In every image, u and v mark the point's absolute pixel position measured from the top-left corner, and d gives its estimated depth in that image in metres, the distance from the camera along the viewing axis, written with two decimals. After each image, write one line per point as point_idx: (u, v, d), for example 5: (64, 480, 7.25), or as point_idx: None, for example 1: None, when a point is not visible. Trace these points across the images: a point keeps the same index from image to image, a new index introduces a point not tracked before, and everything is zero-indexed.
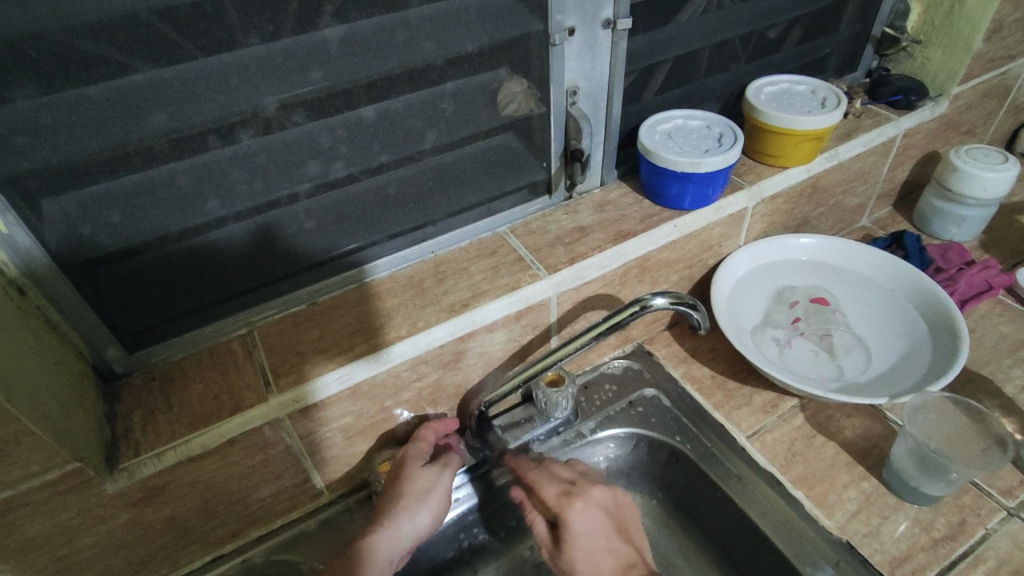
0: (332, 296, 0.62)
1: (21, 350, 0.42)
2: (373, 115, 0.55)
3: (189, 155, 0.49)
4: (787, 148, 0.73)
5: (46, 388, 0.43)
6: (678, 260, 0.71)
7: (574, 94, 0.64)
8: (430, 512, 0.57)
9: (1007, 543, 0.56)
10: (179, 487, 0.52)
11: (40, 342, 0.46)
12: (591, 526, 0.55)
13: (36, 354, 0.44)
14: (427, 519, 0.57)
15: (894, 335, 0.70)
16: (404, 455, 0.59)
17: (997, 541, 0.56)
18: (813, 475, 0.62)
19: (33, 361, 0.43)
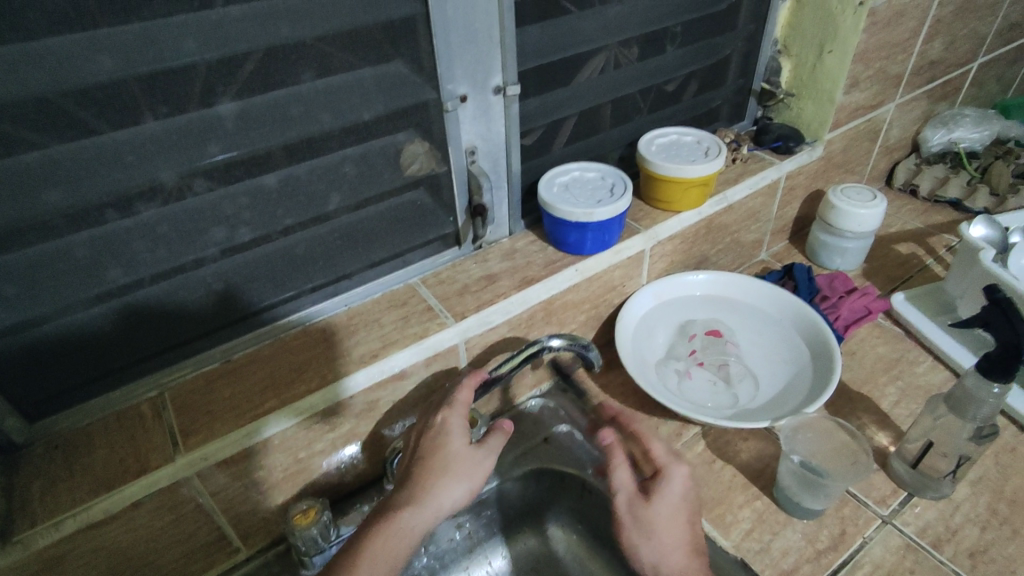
0: (245, 353, 0.63)
1: None
2: (276, 182, 0.58)
3: (87, 227, 0.51)
4: (677, 195, 0.79)
5: None
6: (582, 301, 0.76)
7: (473, 153, 0.70)
8: (472, 484, 0.58)
9: (880, 549, 0.61)
10: (79, 556, 0.52)
11: None
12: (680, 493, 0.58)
13: None
14: (468, 490, 0.57)
15: (783, 361, 0.76)
16: (447, 422, 0.59)
17: (872, 547, 0.61)
18: (712, 498, 0.67)
19: None
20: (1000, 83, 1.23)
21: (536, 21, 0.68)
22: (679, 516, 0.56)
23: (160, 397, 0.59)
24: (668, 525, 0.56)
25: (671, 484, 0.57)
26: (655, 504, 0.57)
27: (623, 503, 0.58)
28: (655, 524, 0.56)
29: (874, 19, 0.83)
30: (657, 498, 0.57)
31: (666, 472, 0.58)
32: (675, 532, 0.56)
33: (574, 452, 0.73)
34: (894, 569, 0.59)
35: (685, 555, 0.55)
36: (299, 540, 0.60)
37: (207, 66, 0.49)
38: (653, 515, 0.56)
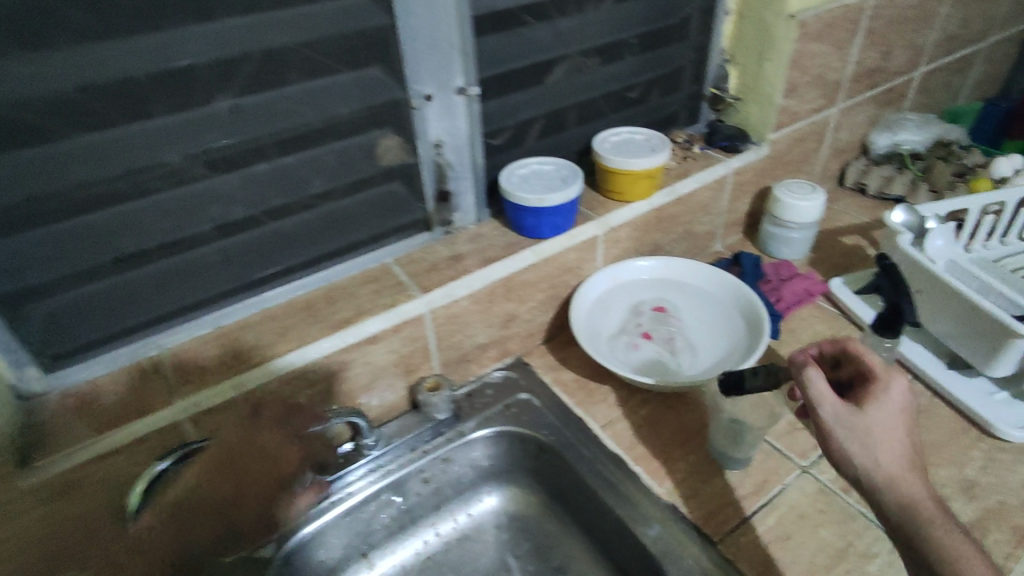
0: (236, 319, 0.72)
1: None
2: (266, 169, 0.67)
3: (110, 205, 0.60)
4: (627, 185, 0.88)
5: None
6: (540, 280, 0.85)
7: (440, 147, 0.79)
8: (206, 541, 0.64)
9: (795, 493, 0.68)
10: (90, 485, 0.60)
11: None
12: (899, 402, 0.52)
13: None
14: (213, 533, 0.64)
15: (721, 335, 0.84)
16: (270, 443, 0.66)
17: (788, 492, 0.68)
18: (651, 453, 0.74)
19: None
20: (947, 91, 1.32)
21: (496, 31, 0.77)
22: (900, 423, 0.52)
23: (160, 356, 0.66)
24: (891, 430, 0.51)
25: (897, 392, 0.52)
26: (890, 411, 0.52)
27: (830, 414, 0.52)
28: (874, 434, 0.51)
29: (805, 30, 0.93)
30: (884, 406, 0.52)
31: (885, 380, 0.53)
32: (897, 433, 0.51)
33: (534, 416, 0.81)
34: (807, 509, 0.67)
35: (908, 465, 0.50)
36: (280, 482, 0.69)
37: (204, 66, 0.58)
38: (879, 423, 0.51)
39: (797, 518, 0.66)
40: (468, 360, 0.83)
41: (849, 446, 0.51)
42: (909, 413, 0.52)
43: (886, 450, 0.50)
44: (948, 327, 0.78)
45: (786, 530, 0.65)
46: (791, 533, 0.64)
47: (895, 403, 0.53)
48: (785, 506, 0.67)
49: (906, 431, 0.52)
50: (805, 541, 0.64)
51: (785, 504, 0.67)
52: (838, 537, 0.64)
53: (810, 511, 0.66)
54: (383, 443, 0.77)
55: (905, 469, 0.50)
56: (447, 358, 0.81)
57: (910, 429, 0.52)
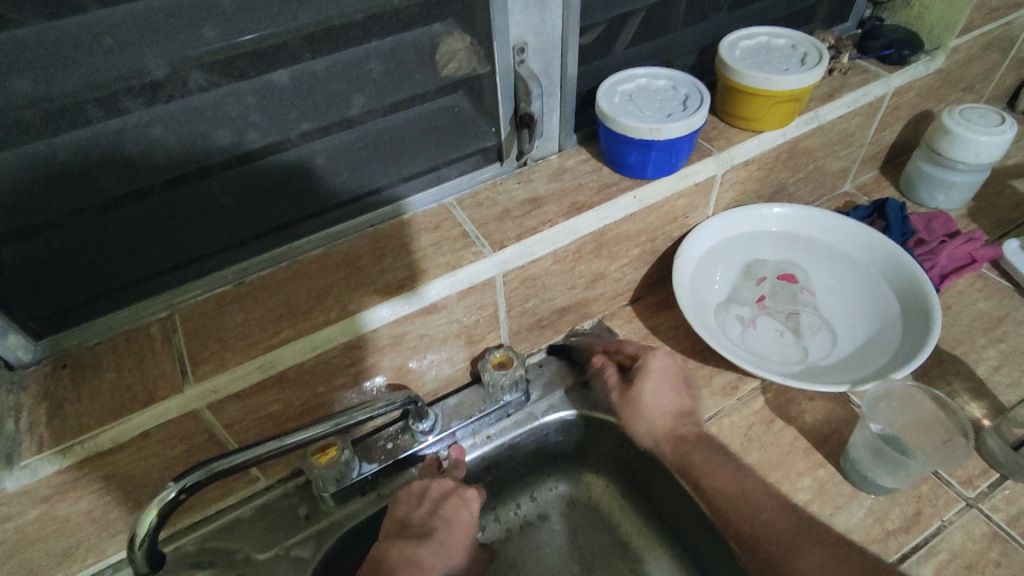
0: (261, 276, 0.57)
1: None
2: (288, 80, 0.49)
3: (69, 127, 0.43)
4: (761, 111, 0.66)
5: None
6: (638, 233, 0.67)
7: (522, 51, 0.59)
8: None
9: (959, 536, 0.54)
10: (93, 482, 0.49)
11: None
12: (663, 367, 0.64)
13: None
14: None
15: (866, 317, 0.66)
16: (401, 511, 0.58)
17: (950, 535, 0.54)
18: (768, 461, 0.60)
19: None
20: None
21: None
22: (664, 393, 0.63)
23: (170, 318, 0.54)
24: (652, 398, 0.63)
25: (655, 362, 0.64)
26: (649, 376, 0.63)
27: (617, 400, 0.65)
28: (641, 407, 0.63)
29: None
30: (647, 378, 0.63)
31: (646, 355, 0.65)
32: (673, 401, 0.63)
33: (622, 381, 0.65)
34: (975, 559, 0.52)
35: (667, 417, 0.62)
36: (318, 476, 0.58)
37: None
38: (654, 393, 0.63)
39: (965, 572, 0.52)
40: (542, 326, 0.68)
41: (637, 414, 0.63)
42: (673, 375, 0.64)
43: (648, 423, 0.63)
44: None
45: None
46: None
47: (658, 372, 0.63)
48: (945, 554, 0.53)
49: (676, 389, 0.63)
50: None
51: (947, 552, 0.53)
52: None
53: (981, 563, 0.52)
54: (443, 423, 0.63)
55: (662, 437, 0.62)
56: (518, 326, 0.66)
57: (677, 388, 0.64)
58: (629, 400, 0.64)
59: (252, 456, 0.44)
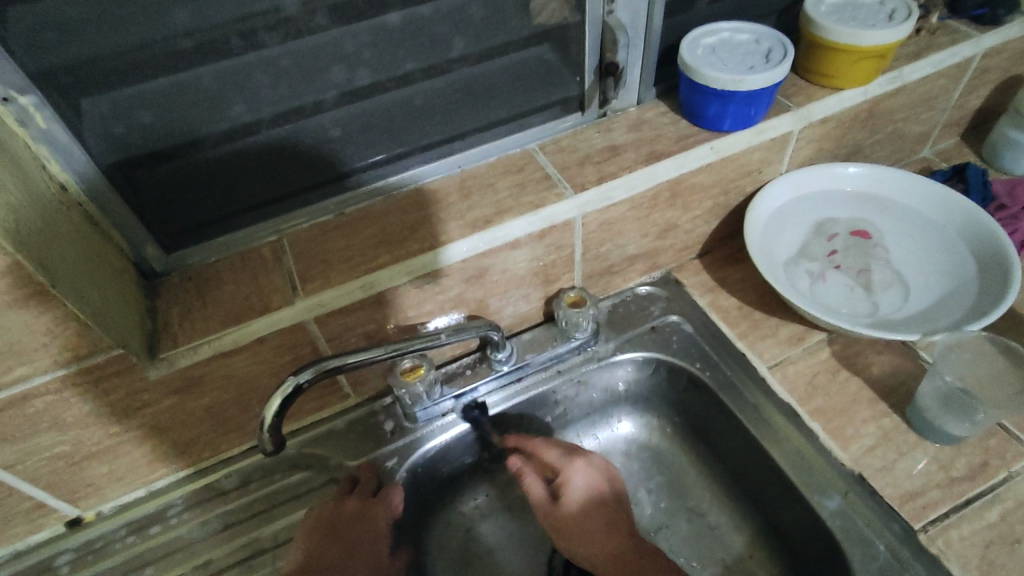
0: (359, 208, 0.61)
1: (56, 243, 0.44)
2: (399, 21, 0.53)
3: (214, 57, 0.48)
4: (843, 67, 0.67)
5: (77, 267, 0.46)
6: (713, 184, 0.69)
7: (612, 1, 0.60)
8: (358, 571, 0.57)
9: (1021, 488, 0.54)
10: (216, 379, 0.56)
11: (77, 240, 0.47)
12: (587, 483, 0.62)
13: (69, 249, 0.45)
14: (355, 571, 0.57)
15: (943, 275, 0.66)
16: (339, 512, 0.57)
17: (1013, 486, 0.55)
18: (832, 408, 0.62)
19: (63, 247, 0.45)
20: None
21: None
22: (604, 526, 0.60)
23: (279, 242, 0.59)
24: (580, 530, 0.60)
25: (576, 478, 0.62)
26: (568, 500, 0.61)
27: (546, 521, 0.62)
28: (573, 535, 0.60)
29: None
30: (569, 493, 0.62)
31: (567, 470, 0.63)
32: (595, 530, 0.60)
33: (548, 496, 0.63)
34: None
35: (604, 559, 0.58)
36: (405, 394, 0.63)
37: None
38: (575, 516, 0.61)
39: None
40: (612, 273, 0.71)
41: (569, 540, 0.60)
42: (595, 493, 0.62)
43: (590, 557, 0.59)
44: None
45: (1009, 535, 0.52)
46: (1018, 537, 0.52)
47: (579, 487, 0.62)
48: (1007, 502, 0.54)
49: (609, 528, 0.60)
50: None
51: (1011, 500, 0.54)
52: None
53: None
54: (517, 355, 0.68)
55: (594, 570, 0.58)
56: (591, 270, 0.69)
57: (609, 529, 0.60)
58: (558, 519, 0.61)
59: (355, 360, 0.51)
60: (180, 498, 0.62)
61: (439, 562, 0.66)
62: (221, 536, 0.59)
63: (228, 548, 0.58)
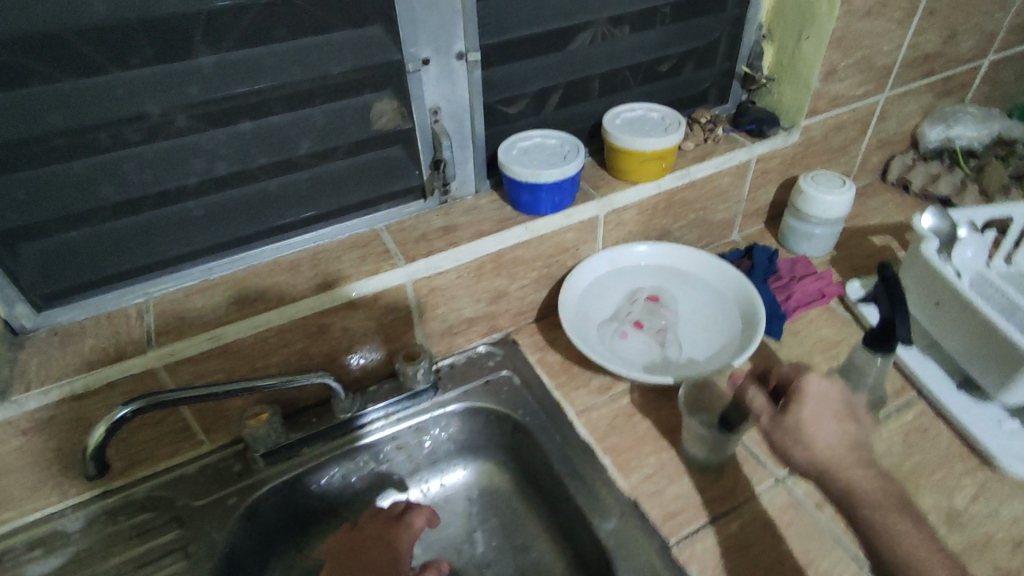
0: (223, 274, 0.73)
1: None
2: (250, 128, 0.66)
3: (89, 154, 0.60)
4: (634, 167, 0.83)
5: None
6: (534, 258, 0.83)
7: (437, 113, 0.76)
8: None
9: (816, 404, 0.53)
10: (67, 421, 0.63)
11: None
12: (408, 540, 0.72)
13: None
14: None
15: (715, 342, 0.81)
16: None
17: (809, 401, 0.54)
18: (623, 445, 0.73)
19: None
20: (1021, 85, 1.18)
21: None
22: (833, 413, 0.53)
23: (145, 303, 0.69)
24: (817, 427, 0.52)
25: (812, 386, 0.54)
26: (806, 400, 0.54)
27: (768, 424, 0.55)
28: (802, 434, 0.53)
29: (850, 8, 0.85)
30: (804, 404, 0.54)
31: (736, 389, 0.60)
32: (826, 431, 0.52)
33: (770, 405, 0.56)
34: (835, 413, 0.54)
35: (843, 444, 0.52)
36: (252, 436, 0.71)
37: (186, 18, 0.57)
38: (812, 432, 0.52)
39: (823, 409, 0.54)
40: (453, 333, 0.83)
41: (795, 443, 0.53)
42: (833, 401, 0.54)
43: (816, 449, 0.52)
44: (964, 347, 0.73)
45: (812, 417, 0.53)
46: (829, 440, 0.52)
47: (814, 397, 0.54)
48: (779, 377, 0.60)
49: (837, 418, 0.53)
50: (827, 412, 0.53)
51: (808, 393, 0.54)
52: (853, 415, 0.55)
53: (834, 404, 0.54)
54: (361, 404, 0.78)
55: (830, 446, 0.52)
56: (430, 330, 0.81)
57: (838, 417, 0.53)
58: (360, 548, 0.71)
59: (182, 395, 0.59)
60: (28, 537, 0.67)
61: None
62: (58, 572, 0.64)
63: None
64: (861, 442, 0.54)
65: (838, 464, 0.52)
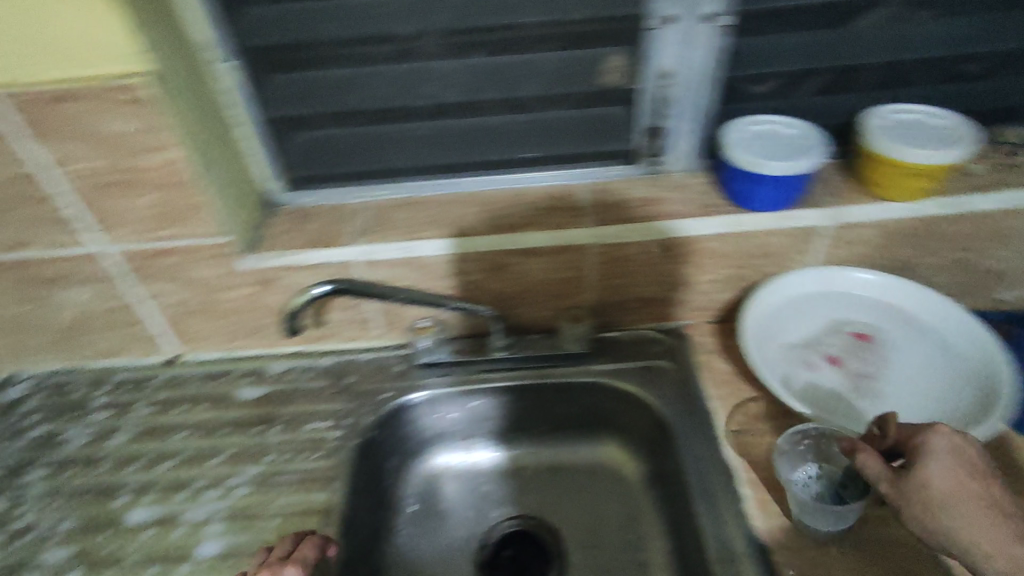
0: (431, 194, 0.78)
1: (206, 151, 0.65)
2: (484, 63, 0.70)
3: (350, 64, 0.69)
4: (886, 178, 0.70)
5: (216, 171, 0.67)
6: (731, 255, 0.75)
7: (668, 78, 0.71)
8: None
9: (944, 463, 0.52)
10: (284, 285, 0.75)
11: (223, 157, 0.69)
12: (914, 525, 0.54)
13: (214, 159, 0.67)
14: None
15: (934, 409, 0.67)
16: None
17: (933, 455, 0.52)
18: (770, 484, 0.65)
19: (210, 155, 0.66)
20: None
21: None
22: (968, 473, 0.52)
23: (365, 203, 0.78)
24: (942, 482, 0.51)
25: (936, 443, 0.53)
26: (931, 458, 0.52)
27: (888, 490, 0.53)
28: (929, 496, 0.51)
29: None
30: (928, 458, 0.52)
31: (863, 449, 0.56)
32: (959, 500, 0.50)
33: (891, 471, 0.54)
34: (962, 468, 0.52)
35: (997, 523, 0.50)
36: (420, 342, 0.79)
37: None
38: (933, 484, 0.51)
39: (955, 465, 0.52)
40: (622, 308, 0.80)
41: (925, 509, 0.51)
42: (959, 464, 0.52)
43: (951, 518, 0.50)
44: None
45: (939, 473, 0.51)
46: (961, 501, 0.50)
47: (942, 454, 0.52)
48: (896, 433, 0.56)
49: (972, 478, 0.52)
50: (951, 467, 0.52)
51: (934, 447, 0.53)
52: (994, 476, 0.53)
53: (967, 459, 0.52)
54: (517, 347, 0.81)
55: (964, 507, 0.50)
56: (600, 298, 0.79)
57: (970, 475, 0.52)
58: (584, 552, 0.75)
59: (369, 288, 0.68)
60: (239, 367, 0.82)
61: (398, 496, 0.79)
62: (250, 403, 0.78)
63: (253, 414, 0.77)
64: (1009, 509, 0.51)
65: (994, 541, 0.49)
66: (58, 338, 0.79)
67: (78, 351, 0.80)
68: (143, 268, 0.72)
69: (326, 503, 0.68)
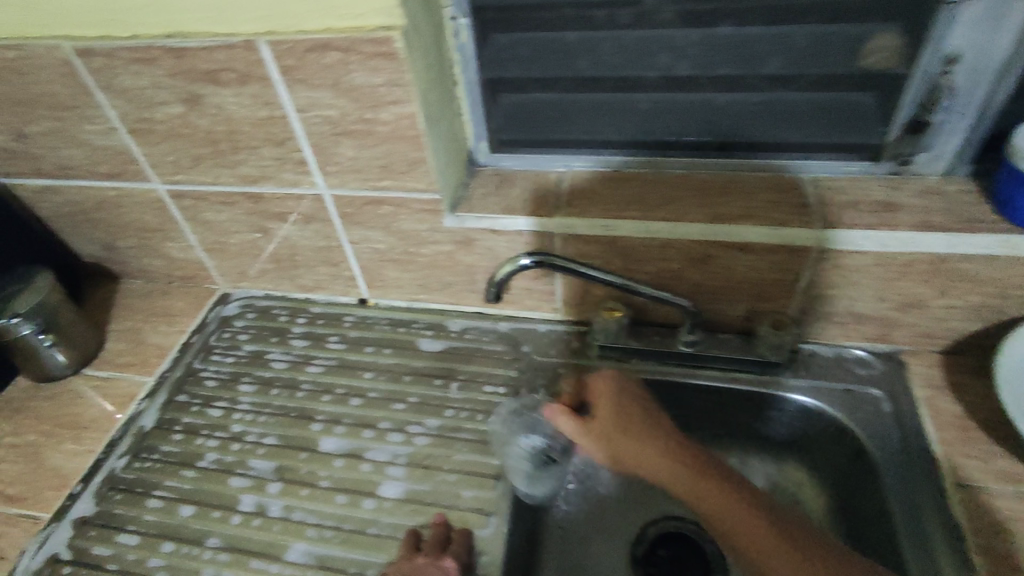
0: (634, 171, 0.75)
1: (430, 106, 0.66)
2: (728, 33, 0.66)
3: (584, 28, 0.68)
4: None
5: (437, 127, 0.68)
6: (991, 280, 0.63)
7: (951, 64, 0.60)
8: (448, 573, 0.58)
9: (608, 400, 0.71)
10: (480, 248, 0.76)
11: (443, 114, 0.70)
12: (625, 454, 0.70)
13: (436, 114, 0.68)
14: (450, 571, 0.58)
15: None
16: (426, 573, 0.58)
17: (598, 396, 0.72)
18: (1008, 555, 0.56)
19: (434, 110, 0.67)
20: None
21: None
22: (636, 415, 0.70)
23: (565, 174, 0.76)
24: (609, 441, 0.71)
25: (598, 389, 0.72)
26: (603, 402, 0.71)
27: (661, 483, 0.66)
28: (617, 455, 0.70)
29: None
30: (596, 406, 0.72)
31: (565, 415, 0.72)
32: (636, 451, 0.69)
33: (576, 422, 0.72)
34: (624, 400, 0.71)
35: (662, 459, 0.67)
36: (603, 325, 0.76)
37: None
38: (603, 433, 0.71)
39: (619, 400, 0.71)
40: (833, 320, 0.72)
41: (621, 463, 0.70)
42: (631, 407, 0.70)
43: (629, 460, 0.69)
44: None
45: (604, 412, 0.71)
46: (645, 448, 0.68)
47: (598, 394, 0.72)
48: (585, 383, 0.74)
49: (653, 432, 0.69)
50: (608, 397, 0.71)
51: (599, 397, 0.72)
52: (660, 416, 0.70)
53: (620, 404, 0.70)
54: (704, 345, 0.75)
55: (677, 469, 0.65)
56: (810, 307, 0.71)
57: (630, 421, 0.70)
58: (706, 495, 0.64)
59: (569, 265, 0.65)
60: (425, 318, 0.86)
61: None
62: (433, 355, 0.81)
63: (436, 365, 0.80)
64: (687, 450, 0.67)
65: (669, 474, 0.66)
66: (278, 266, 0.88)
67: (287, 281, 0.90)
68: (358, 215, 0.77)
69: (499, 470, 0.68)
